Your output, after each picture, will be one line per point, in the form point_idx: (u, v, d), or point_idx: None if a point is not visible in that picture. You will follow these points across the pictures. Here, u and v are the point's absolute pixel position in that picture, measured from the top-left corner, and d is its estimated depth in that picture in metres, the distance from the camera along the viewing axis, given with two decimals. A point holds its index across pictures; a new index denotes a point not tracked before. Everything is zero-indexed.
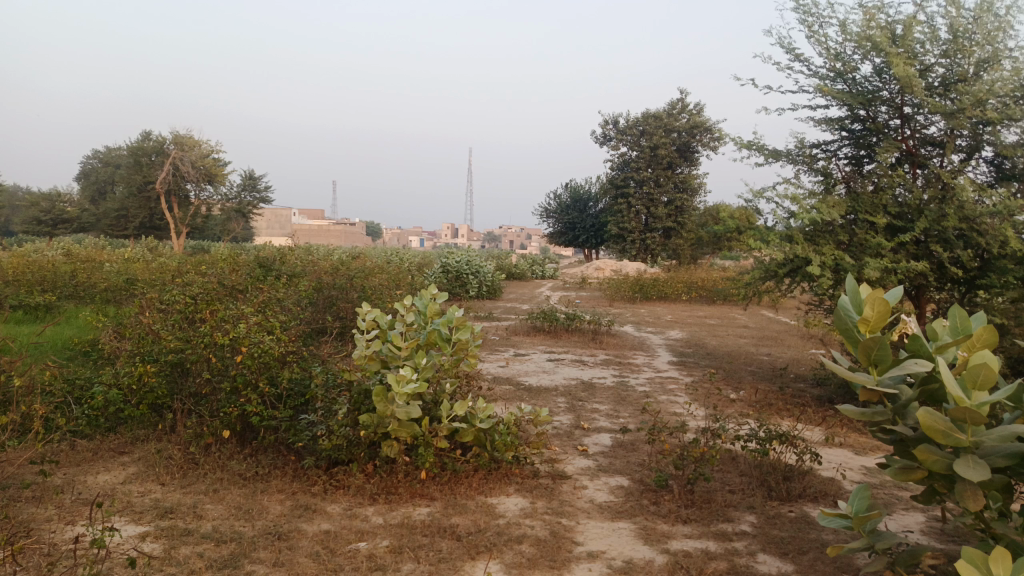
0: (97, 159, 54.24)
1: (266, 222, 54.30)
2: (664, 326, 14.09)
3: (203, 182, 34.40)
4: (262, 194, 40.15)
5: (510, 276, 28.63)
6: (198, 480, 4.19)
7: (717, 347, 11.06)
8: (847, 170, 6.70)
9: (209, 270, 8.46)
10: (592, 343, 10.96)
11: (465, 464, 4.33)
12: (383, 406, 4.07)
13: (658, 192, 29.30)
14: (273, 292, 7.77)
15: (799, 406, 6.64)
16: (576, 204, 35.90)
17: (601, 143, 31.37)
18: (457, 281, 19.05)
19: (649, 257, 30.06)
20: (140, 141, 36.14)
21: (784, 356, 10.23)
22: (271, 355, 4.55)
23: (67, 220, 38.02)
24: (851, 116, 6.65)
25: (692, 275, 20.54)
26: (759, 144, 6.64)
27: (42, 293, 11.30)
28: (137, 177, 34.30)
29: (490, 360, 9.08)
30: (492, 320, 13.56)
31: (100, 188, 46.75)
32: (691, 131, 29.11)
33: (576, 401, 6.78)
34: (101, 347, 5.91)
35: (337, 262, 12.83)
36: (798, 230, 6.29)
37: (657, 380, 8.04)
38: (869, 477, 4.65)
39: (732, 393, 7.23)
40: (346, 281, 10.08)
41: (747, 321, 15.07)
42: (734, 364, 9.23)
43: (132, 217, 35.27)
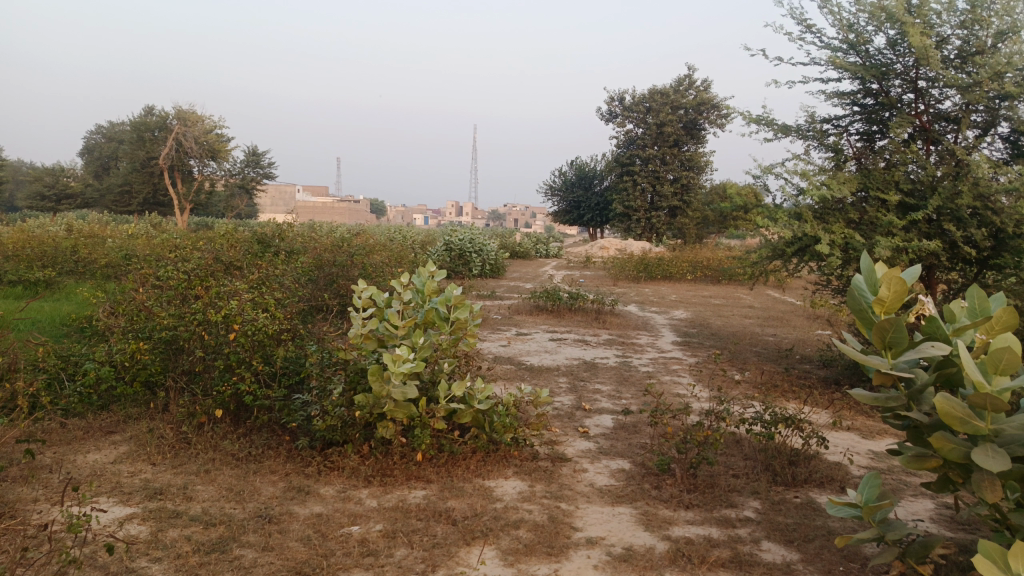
0: (100, 134, 53.98)
1: (269, 199, 54.11)
2: (668, 306, 13.96)
3: (207, 158, 34.22)
4: (266, 171, 39.93)
5: (514, 254, 28.49)
6: (190, 460, 4.10)
7: (722, 327, 10.93)
8: (858, 146, 6.53)
9: (207, 246, 8.34)
10: (595, 322, 10.84)
11: (463, 446, 4.23)
12: (379, 386, 3.99)
13: (664, 170, 29.00)
14: (272, 268, 7.66)
15: (804, 389, 6.53)
16: (581, 182, 35.61)
17: (606, 120, 31.02)
18: (460, 259, 18.92)
19: (654, 236, 29.84)
20: (142, 116, 35.90)
21: (789, 336, 10.10)
22: (264, 333, 4.45)
23: (70, 196, 37.89)
24: (863, 90, 6.46)
25: (697, 254, 20.37)
26: (769, 119, 6.46)
27: (41, 268, 11.21)
28: (140, 152, 34.12)
29: (492, 339, 8.98)
30: (495, 298, 13.45)
31: (104, 164, 46.57)
32: (698, 108, 28.73)
33: (577, 381, 6.68)
34: (95, 324, 5.81)
35: (338, 239, 12.70)
36: (808, 208, 6.14)
37: (661, 361, 7.93)
38: (877, 462, 4.54)
39: (737, 375, 7.12)
40: (346, 258, 9.96)
41: (753, 300, 14.92)
42: (739, 344, 9.11)
43: (136, 192, 35.13)
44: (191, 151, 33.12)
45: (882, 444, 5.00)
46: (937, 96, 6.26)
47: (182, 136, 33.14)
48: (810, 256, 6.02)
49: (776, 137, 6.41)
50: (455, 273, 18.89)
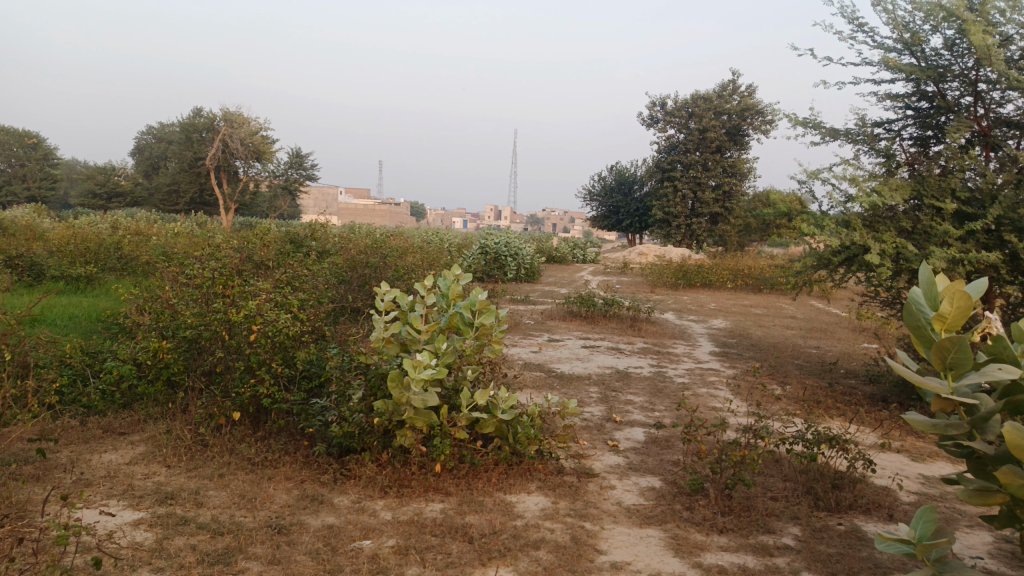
0: (150, 135, 55.36)
1: (310, 199, 54.70)
2: (707, 315, 13.60)
3: (250, 159, 34.76)
4: (308, 172, 40.43)
5: (551, 258, 28.29)
6: (205, 463, 4.00)
7: (762, 338, 10.57)
8: (912, 152, 6.18)
9: (240, 245, 8.32)
10: (630, 329, 10.58)
11: (485, 457, 4.06)
12: (398, 391, 3.84)
13: (705, 177, 28.51)
14: (302, 268, 7.59)
15: (849, 406, 6.19)
16: (621, 187, 35.24)
17: (648, 125, 30.63)
18: (495, 262, 18.78)
19: (694, 243, 29.33)
20: (190, 117, 36.66)
21: (833, 349, 9.70)
22: (285, 335, 4.34)
23: (120, 195, 38.84)
24: (917, 92, 6.13)
25: (738, 262, 19.91)
26: (815, 122, 6.16)
27: (84, 264, 11.37)
28: (188, 153, 34.84)
29: (523, 344, 8.80)
30: (529, 303, 13.27)
31: (153, 164, 47.69)
32: (742, 114, 28.18)
33: (609, 391, 6.45)
34: (124, 321, 5.79)
35: (373, 240, 12.65)
36: (856, 215, 5.83)
37: (697, 372, 7.64)
38: (929, 488, 4.23)
39: (777, 389, 6.81)
40: (379, 259, 9.88)
41: (795, 311, 14.47)
42: (780, 357, 8.76)
43: (182, 192, 35.84)
44: (236, 152, 33.66)
45: (934, 468, 4.67)
46: (998, 98, 5.89)
47: (228, 137, 33.80)
48: (858, 266, 5.71)
49: (823, 140, 6.11)
50: (491, 277, 18.77)
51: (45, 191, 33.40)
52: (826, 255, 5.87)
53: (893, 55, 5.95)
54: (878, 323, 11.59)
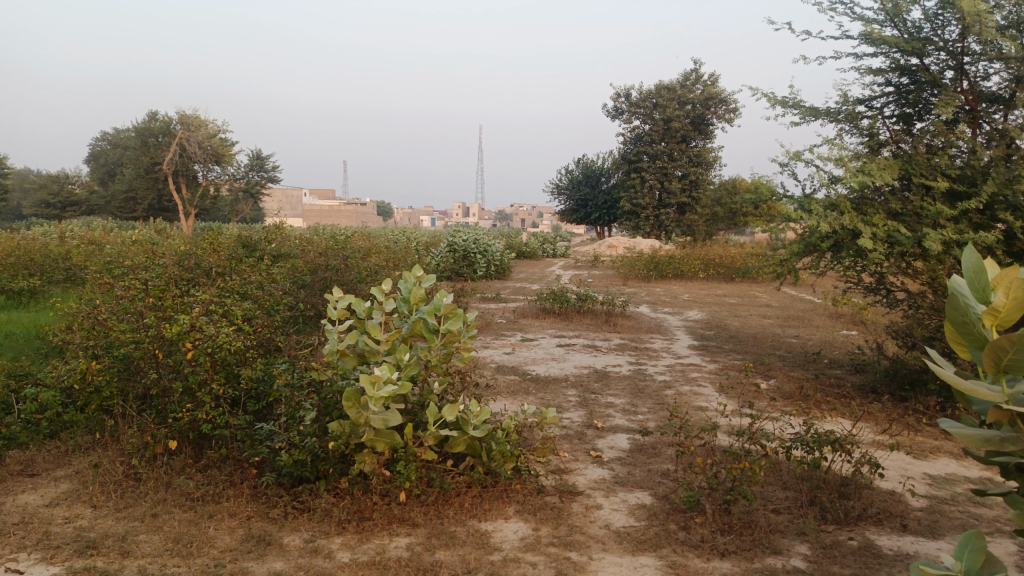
0: (106, 141, 53.78)
1: (273, 203, 53.65)
2: (681, 307, 13.30)
3: (210, 163, 33.82)
4: (271, 174, 39.52)
5: (521, 254, 27.89)
6: (138, 502, 3.52)
7: (740, 329, 10.29)
8: (896, 130, 5.89)
9: (188, 252, 7.76)
10: (605, 325, 10.23)
11: (457, 479, 3.65)
12: (355, 412, 3.42)
13: (672, 167, 28.35)
14: (254, 275, 7.06)
15: (839, 400, 5.89)
16: (588, 180, 34.97)
17: (613, 117, 30.41)
18: (464, 261, 18.34)
19: (663, 234, 29.17)
20: (144, 121, 35.51)
21: (813, 338, 9.45)
22: (227, 352, 3.86)
23: (75, 203, 37.50)
24: (900, 67, 5.82)
25: (708, 251, 19.70)
26: (795, 102, 5.82)
27: (27, 277, 10.69)
28: (144, 158, 33.75)
29: (495, 346, 8.39)
30: (500, 301, 12.85)
31: (110, 171, 46.26)
32: (706, 103, 28.06)
33: (588, 394, 6.05)
34: (54, 340, 5.25)
35: (336, 241, 12.12)
36: (842, 198, 5.51)
37: (678, 368, 7.29)
38: (939, 490, 3.90)
39: (763, 384, 6.48)
40: (341, 261, 9.38)
41: (769, 299, 14.25)
42: (762, 348, 8.45)
43: (140, 199, 34.72)
44: (195, 156, 32.72)
45: (939, 466, 4.36)
46: (984, 71, 5.61)
47: (185, 141, 32.87)
48: (847, 251, 5.40)
49: (804, 121, 5.78)
50: (460, 275, 18.30)
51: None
52: (812, 241, 5.54)
53: (876, 27, 5.64)
54: (854, 309, 11.39)
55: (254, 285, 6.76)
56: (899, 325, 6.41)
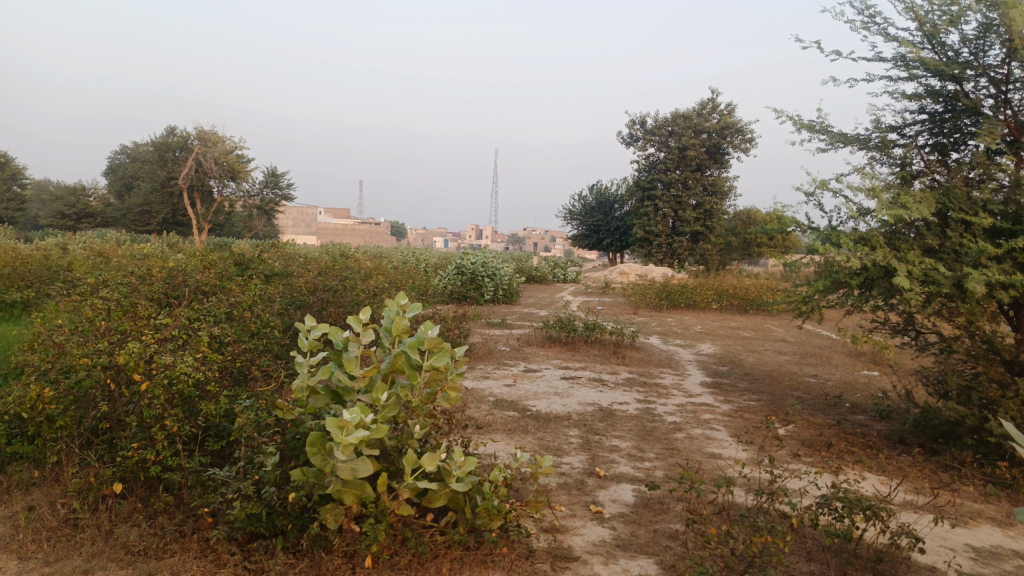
0: (124, 155, 54.03)
1: (286, 220, 53.70)
2: (693, 339, 12.81)
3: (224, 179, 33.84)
4: (284, 191, 39.49)
5: (531, 278, 27.46)
6: (72, 555, 3.13)
7: (754, 365, 9.81)
8: (932, 160, 5.47)
9: (176, 267, 7.39)
10: (613, 357, 9.77)
11: (436, 539, 3.23)
12: (319, 460, 3.01)
13: (686, 196, 27.97)
14: (243, 295, 6.67)
15: (863, 453, 5.41)
16: (602, 206, 34.64)
17: (627, 143, 30.15)
18: (471, 284, 17.96)
19: (676, 262, 28.73)
20: (161, 135, 35.58)
21: (832, 378, 8.95)
22: (184, 384, 3.48)
23: (90, 215, 37.48)
24: (937, 92, 5.40)
25: (720, 281, 19.23)
26: (823, 128, 5.41)
27: (20, 288, 10.36)
28: (159, 172, 33.76)
29: (496, 377, 7.95)
30: (505, 327, 12.41)
31: (127, 184, 46.46)
32: (722, 133, 27.72)
33: (591, 435, 5.60)
34: (14, 359, 4.87)
35: (338, 260, 11.75)
36: (875, 231, 5.06)
37: (689, 408, 6.81)
38: (985, 568, 3.43)
39: (780, 430, 6.01)
40: (339, 282, 8.99)
41: (785, 334, 13.75)
42: (778, 389, 7.97)
43: (154, 212, 34.65)
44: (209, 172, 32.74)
45: (982, 536, 3.87)
46: None
47: (201, 156, 32.95)
48: (878, 289, 4.95)
49: (832, 147, 5.36)
50: (467, 298, 17.90)
51: (10, 211, 32.12)
52: (839, 277, 5.10)
53: (916, 48, 5.22)
54: (875, 348, 10.88)
55: (240, 306, 6.37)
56: (929, 371, 5.93)
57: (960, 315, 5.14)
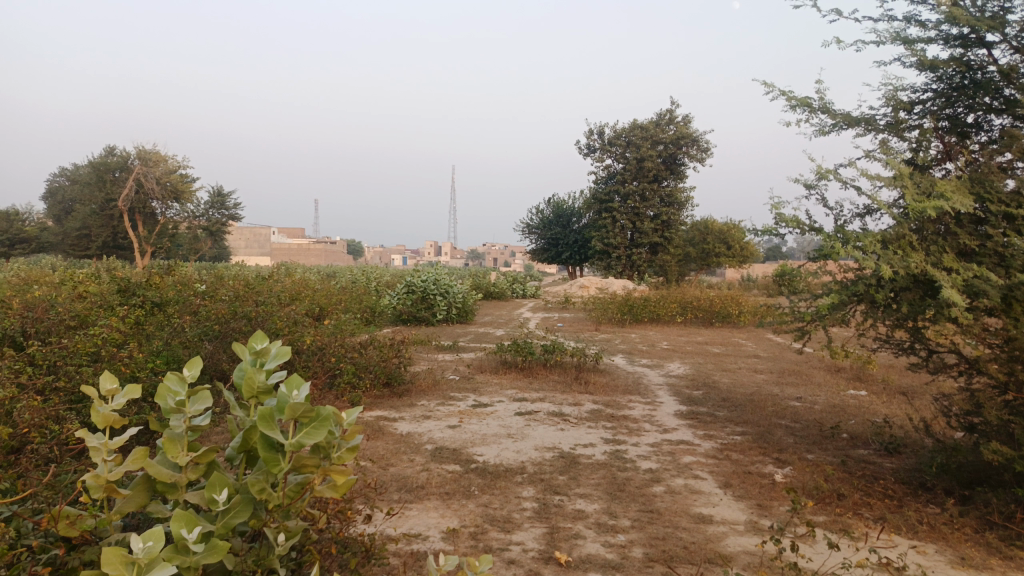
0: (65, 177, 51.41)
1: (236, 240, 51.54)
2: (661, 357, 11.80)
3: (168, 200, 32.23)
4: (232, 212, 37.75)
5: (489, 295, 26.30)
6: None
7: (732, 388, 8.83)
8: (950, 143, 4.53)
9: (43, 299, 6.04)
10: (575, 383, 8.68)
11: None
12: None
13: (644, 207, 27.24)
14: (116, 335, 5.34)
15: (884, 509, 4.38)
16: (559, 219, 33.73)
17: (585, 154, 29.34)
18: (422, 303, 16.69)
19: (636, 275, 27.94)
20: (99, 156, 33.59)
21: (819, 401, 8.00)
22: None
23: (25, 241, 34.96)
24: (958, 60, 4.46)
25: (684, 292, 18.36)
26: (823, 105, 4.47)
27: None
28: (98, 194, 31.80)
29: (438, 415, 6.77)
30: (455, 351, 11.20)
31: (66, 208, 43.99)
32: (678, 143, 27.01)
33: (550, 496, 4.47)
34: None
35: (265, 282, 10.41)
36: (904, 229, 4.03)
37: (666, 449, 5.73)
38: None
39: (778, 478, 4.96)
40: (255, 307, 7.69)
41: (757, 349, 12.85)
42: (763, 418, 6.93)
43: (95, 236, 32.34)
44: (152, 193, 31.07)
45: None
46: None
47: (141, 175, 31.44)
48: (906, 303, 3.95)
49: (834, 128, 4.43)
50: (418, 318, 16.64)
51: None
52: (856, 289, 4.08)
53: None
54: (856, 364, 9.98)
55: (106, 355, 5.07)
56: (951, 399, 4.96)
57: (998, 333, 4.17)
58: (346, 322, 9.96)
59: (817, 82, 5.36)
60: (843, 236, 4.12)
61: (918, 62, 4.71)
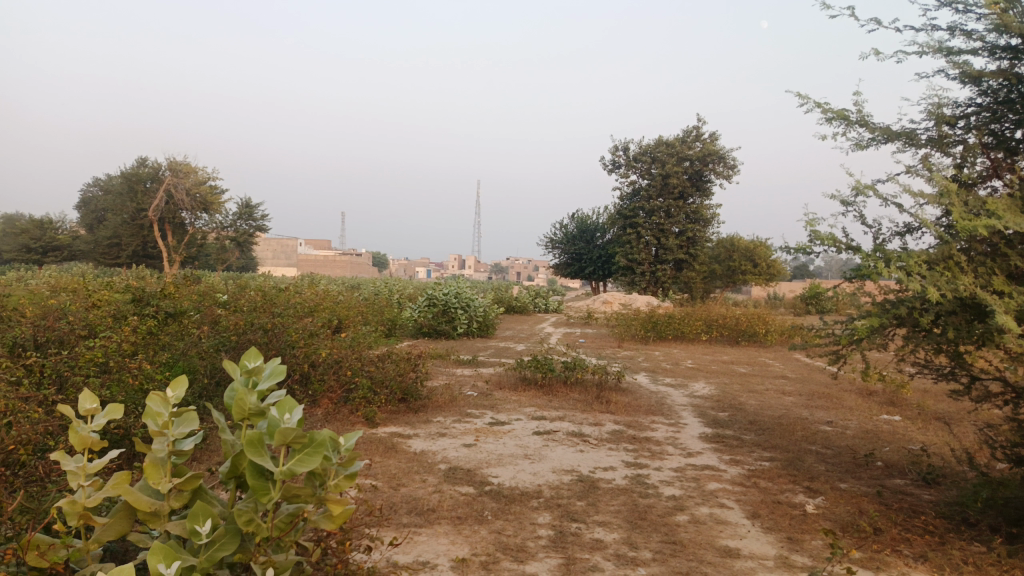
0: (98, 187, 52.31)
1: (262, 251, 51.98)
2: (685, 376, 11.51)
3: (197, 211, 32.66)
4: (259, 223, 38.06)
5: (511, 309, 26.12)
6: None
7: (758, 410, 8.53)
8: (997, 159, 4.28)
9: (57, 308, 5.97)
10: (596, 402, 8.44)
11: None
12: None
13: (669, 223, 26.93)
14: (124, 350, 5.25)
15: (923, 545, 4.09)
16: (583, 234, 33.51)
17: (610, 169, 29.14)
18: (443, 316, 16.54)
19: (660, 291, 27.60)
20: (130, 166, 34.10)
21: (850, 426, 7.68)
22: None
23: (57, 249, 35.49)
24: (1006, 72, 4.22)
25: (709, 310, 18.01)
26: (861, 118, 4.24)
27: None
28: (129, 204, 32.25)
29: (454, 433, 6.59)
30: (475, 366, 11.02)
31: (98, 217, 44.71)
32: (704, 159, 26.71)
33: (567, 524, 4.25)
34: None
35: (284, 292, 10.33)
36: (950, 249, 3.76)
37: (690, 474, 5.48)
38: None
39: (809, 509, 4.69)
40: (271, 318, 7.58)
41: (784, 370, 12.49)
42: (792, 443, 6.63)
43: (125, 245, 32.75)
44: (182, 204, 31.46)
45: None
46: None
47: (171, 186, 31.81)
48: (951, 328, 3.67)
49: (873, 142, 4.18)
50: (439, 331, 16.49)
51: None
52: (897, 311, 3.81)
53: (991, 4, 4.05)
54: (889, 387, 9.60)
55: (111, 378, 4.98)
56: (996, 429, 4.66)
57: None
58: (364, 334, 9.83)
59: (856, 91, 4.83)
60: (883, 255, 3.86)
61: (963, 75, 4.47)
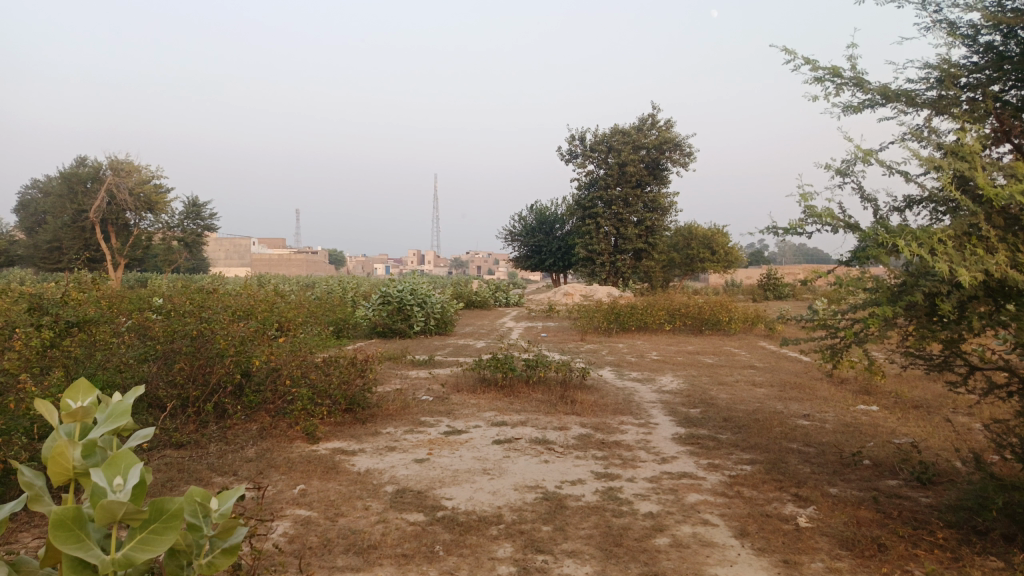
0: (37, 188, 49.98)
1: (213, 250, 50.26)
2: (652, 370, 11.01)
3: (143, 212, 31.32)
4: (208, 222, 36.65)
5: (471, 304, 25.47)
6: None
7: (732, 404, 8.06)
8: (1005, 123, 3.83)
9: None
10: (560, 403, 7.86)
11: None
12: None
13: (628, 213, 26.53)
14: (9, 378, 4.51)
15: (937, 564, 3.59)
16: (542, 226, 32.97)
17: (567, 159, 28.65)
18: (399, 314, 15.79)
19: (620, 281, 27.23)
20: (68, 166, 32.42)
21: (830, 420, 7.23)
22: None
23: None
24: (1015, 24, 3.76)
25: (672, 299, 17.59)
26: (854, 77, 3.86)
27: None
28: (69, 207, 30.65)
29: (405, 445, 5.94)
30: (430, 367, 10.35)
31: (38, 220, 42.64)
32: (661, 147, 26.37)
33: (532, 558, 3.63)
34: None
35: (220, 294, 9.51)
36: (968, 223, 3.31)
37: (667, 484, 4.94)
38: None
39: (803, 523, 4.17)
40: (199, 323, 6.81)
41: (751, 359, 12.08)
42: (771, 441, 6.14)
43: (67, 249, 31.12)
44: (127, 204, 30.07)
45: None
46: None
47: (114, 187, 30.23)
48: (975, 315, 3.21)
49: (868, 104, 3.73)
50: (395, 330, 15.75)
51: None
52: (911, 295, 3.34)
53: None
54: (863, 375, 9.22)
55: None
56: (1005, 426, 4.19)
57: None
58: (308, 337, 9.08)
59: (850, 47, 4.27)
60: (892, 231, 3.39)
61: (964, 29, 4.01)
